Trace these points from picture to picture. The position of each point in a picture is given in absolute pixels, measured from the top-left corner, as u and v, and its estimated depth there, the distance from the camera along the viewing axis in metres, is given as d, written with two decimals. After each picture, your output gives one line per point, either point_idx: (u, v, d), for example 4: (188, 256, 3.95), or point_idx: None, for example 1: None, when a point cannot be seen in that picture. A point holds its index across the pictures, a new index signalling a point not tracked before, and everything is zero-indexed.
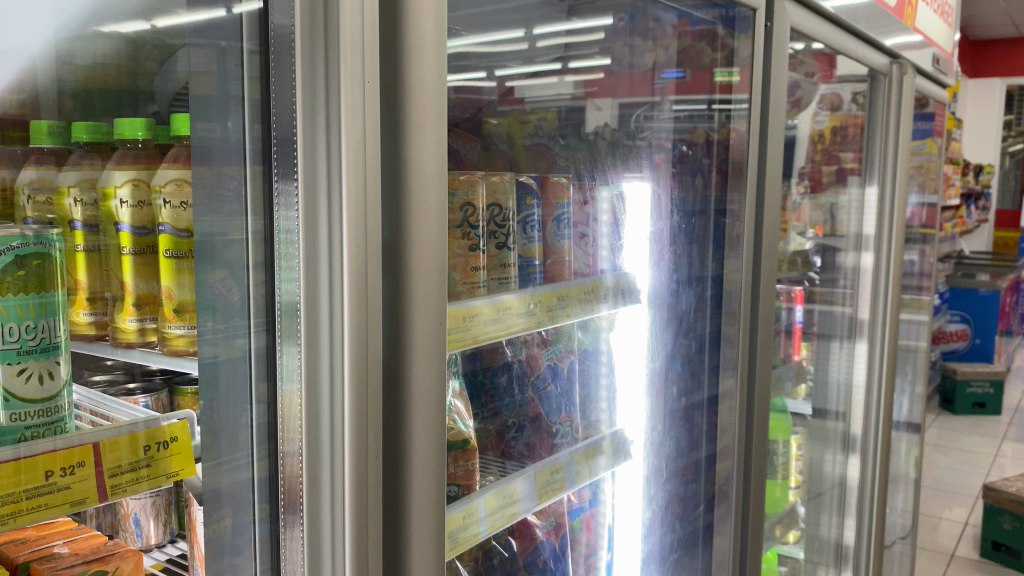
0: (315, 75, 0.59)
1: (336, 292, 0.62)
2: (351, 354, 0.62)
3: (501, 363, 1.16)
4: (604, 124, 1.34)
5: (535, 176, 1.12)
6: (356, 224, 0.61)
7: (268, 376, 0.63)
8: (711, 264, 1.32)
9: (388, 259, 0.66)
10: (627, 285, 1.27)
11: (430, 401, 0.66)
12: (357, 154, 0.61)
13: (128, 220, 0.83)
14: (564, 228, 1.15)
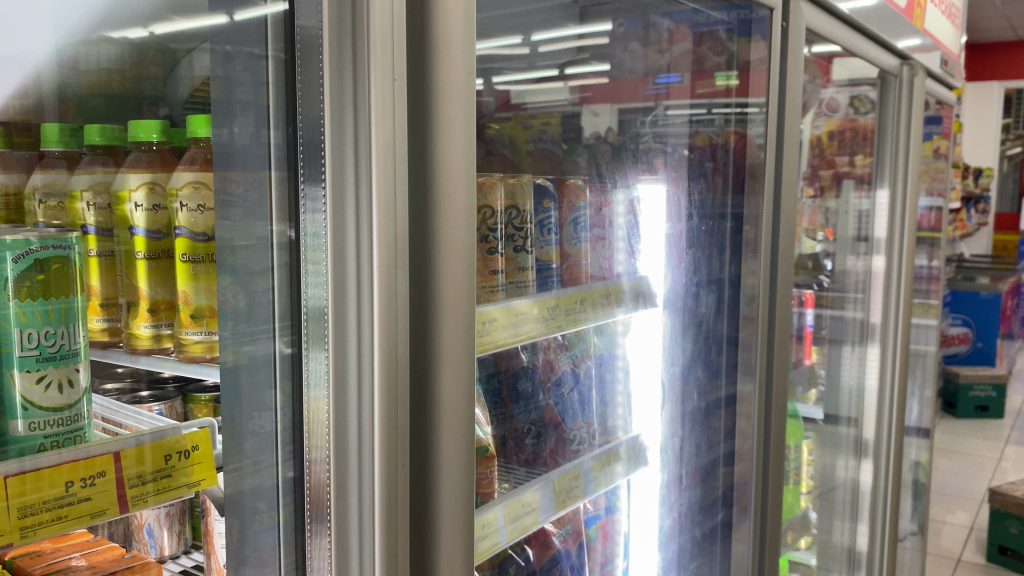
0: (343, 75, 0.58)
1: (364, 297, 0.60)
2: (381, 360, 0.61)
3: (518, 368, 1.13)
4: (605, 129, 1.32)
5: (553, 179, 1.10)
6: (386, 226, 0.59)
7: (294, 383, 0.61)
8: (729, 267, 1.31)
9: (416, 262, 0.64)
10: (645, 289, 1.26)
11: (459, 406, 0.65)
12: (386, 153, 0.59)
13: (143, 225, 0.80)
14: (581, 232, 1.13)
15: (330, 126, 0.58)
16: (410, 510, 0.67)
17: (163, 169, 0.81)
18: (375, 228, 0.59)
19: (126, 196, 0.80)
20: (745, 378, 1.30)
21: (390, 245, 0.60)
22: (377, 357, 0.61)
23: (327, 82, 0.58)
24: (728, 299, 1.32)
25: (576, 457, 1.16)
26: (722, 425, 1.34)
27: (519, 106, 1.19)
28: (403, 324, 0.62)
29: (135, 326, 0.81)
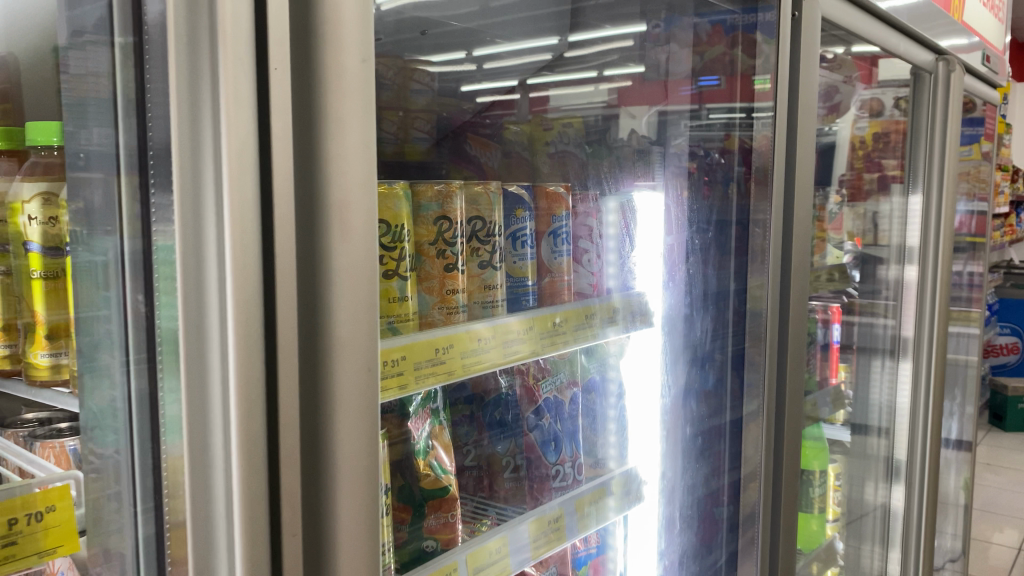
0: (194, 52, 0.46)
1: (226, 328, 0.48)
2: (253, 409, 0.50)
3: (495, 396, 1.04)
4: (637, 131, 1.26)
5: (530, 185, 0.99)
6: (247, 243, 0.47)
7: (150, 430, 0.50)
8: (731, 281, 1.15)
9: (305, 288, 0.52)
10: (637, 306, 1.13)
11: (360, 466, 0.53)
12: (251, 153, 0.47)
13: (37, 242, 0.71)
14: (561, 244, 1.02)
15: (176, 124, 0.46)
16: None
17: (59, 177, 0.71)
18: (231, 248, 0.47)
19: (16, 210, 0.71)
20: (751, 404, 1.14)
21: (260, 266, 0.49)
22: (240, 408, 0.49)
23: (177, 60, 0.45)
24: (732, 320, 1.15)
25: (560, 494, 1.04)
26: (726, 455, 1.19)
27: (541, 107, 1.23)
28: (284, 365, 0.51)
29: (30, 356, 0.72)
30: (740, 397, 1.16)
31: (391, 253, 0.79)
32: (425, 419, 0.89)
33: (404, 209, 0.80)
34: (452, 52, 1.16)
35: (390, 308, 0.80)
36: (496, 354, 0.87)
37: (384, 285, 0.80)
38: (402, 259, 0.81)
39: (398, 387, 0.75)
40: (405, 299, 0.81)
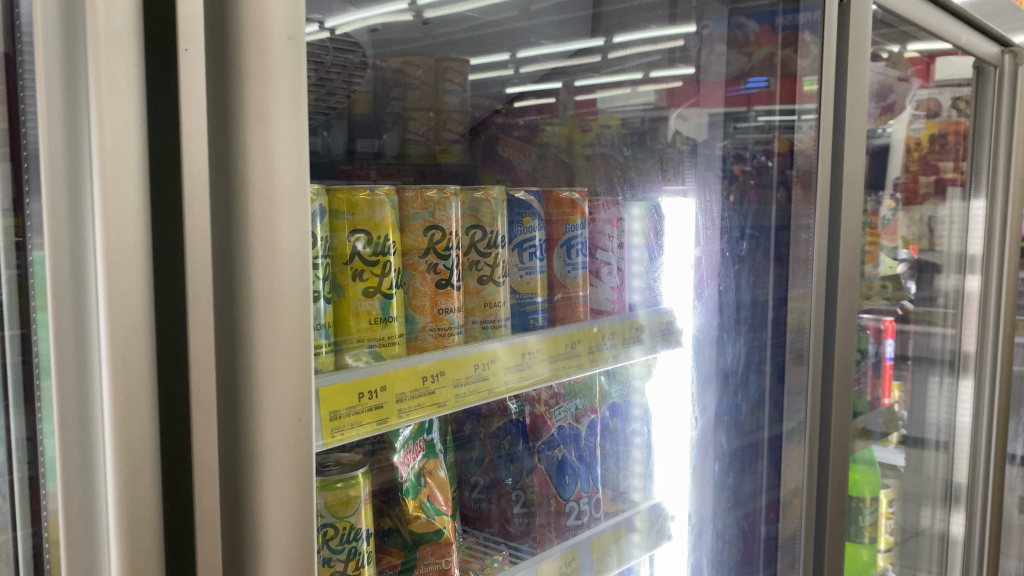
0: (71, 37, 0.39)
1: (107, 360, 0.40)
2: (139, 454, 0.41)
3: (501, 426, 0.95)
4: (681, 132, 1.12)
5: (539, 192, 0.90)
6: (131, 258, 0.40)
7: (32, 477, 0.43)
8: (769, 292, 1.03)
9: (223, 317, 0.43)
10: (667, 325, 1.03)
11: (291, 527, 0.45)
12: (136, 156, 0.40)
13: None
14: (576, 256, 0.92)
15: (46, 114, 0.38)
16: None
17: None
18: (107, 260, 0.39)
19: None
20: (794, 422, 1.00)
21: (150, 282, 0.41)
22: (124, 454, 0.41)
23: (47, 38, 0.38)
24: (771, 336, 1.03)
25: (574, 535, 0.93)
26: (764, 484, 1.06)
27: (584, 108, 1.11)
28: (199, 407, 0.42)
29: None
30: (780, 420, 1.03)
31: (373, 267, 0.71)
32: (418, 453, 0.80)
33: (389, 218, 0.72)
34: (490, 54, 1.06)
35: (370, 330, 0.71)
36: (495, 382, 0.77)
37: (365, 304, 0.70)
38: (385, 275, 0.72)
39: (376, 423, 0.66)
40: (389, 320, 0.72)
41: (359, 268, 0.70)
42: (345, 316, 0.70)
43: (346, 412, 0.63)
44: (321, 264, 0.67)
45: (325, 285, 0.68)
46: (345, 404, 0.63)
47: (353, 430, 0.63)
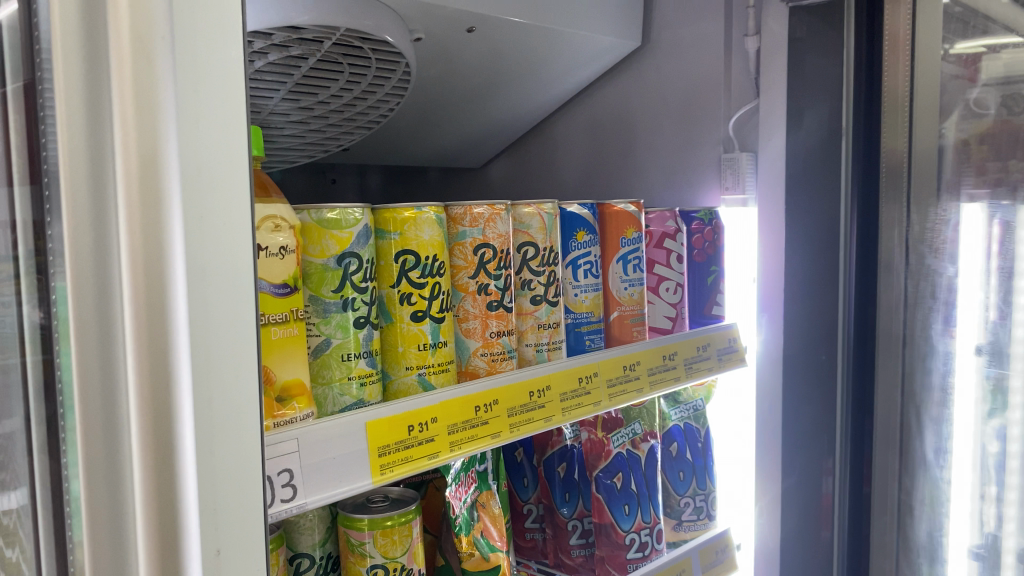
0: (96, 42, 0.33)
1: (136, 416, 0.35)
2: (177, 503, 0.35)
3: (559, 449, 0.93)
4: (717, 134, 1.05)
5: (592, 203, 0.85)
6: (157, 298, 0.34)
7: (57, 529, 0.39)
8: (848, 299, 0.97)
9: (244, 355, 0.42)
10: (724, 344, 0.95)
11: None
12: (169, 175, 0.34)
13: (297, 265, 0.58)
14: (632, 272, 0.87)
15: (65, 127, 0.33)
16: None
17: (281, 197, 0.58)
18: (135, 289, 0.34)
19: (298, 236, 0.59)
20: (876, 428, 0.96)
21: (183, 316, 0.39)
22: (156, 500, 0.35)
23: (67, 45, 0.32)
24: (853, 355, 0.98)
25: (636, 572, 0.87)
26: (840, 509, 0.99)
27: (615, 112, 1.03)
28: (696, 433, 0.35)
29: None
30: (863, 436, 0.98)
31: (422, 290, 0.67)
32: (470, 485, 0.75)
33: (438, 238, 0.68)
34: None
35: (421, 356, 0.66)
36: (554, 410, 0.73)
37: (413, 328, 0.66)
38: (434, 298, 0.68)
39: (426, 457, 0.62)
40: (439, 346, 0.68)
41: (406, 292, 0.66)
42: (394, 342, 0.66)
43: (396, 446, 0.61)
44: (370, 287, 0.64)
45: (373, 309, 0.64)
46: (395, 438, 0.61)
47: (404, 466, 0.60)
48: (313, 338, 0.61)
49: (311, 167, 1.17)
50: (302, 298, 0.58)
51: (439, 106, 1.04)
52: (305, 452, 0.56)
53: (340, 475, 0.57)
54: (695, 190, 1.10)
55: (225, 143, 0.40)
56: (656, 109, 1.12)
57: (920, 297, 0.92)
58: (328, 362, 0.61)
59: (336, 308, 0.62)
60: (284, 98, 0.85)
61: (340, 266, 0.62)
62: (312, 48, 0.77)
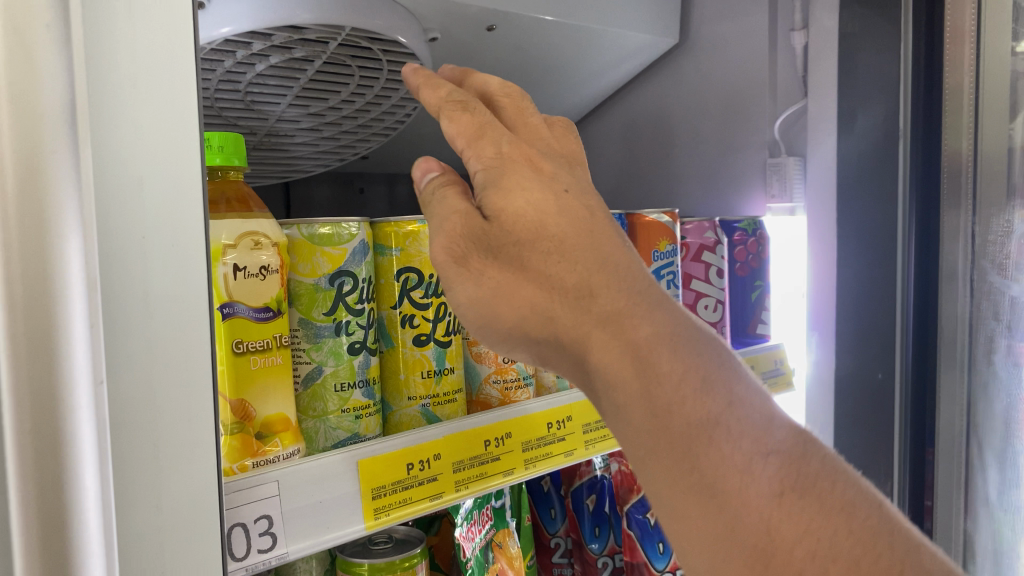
0: None
1: (22, 512, 0.27)
2: None
3: (588, 479, 0.86)
4: (762, 138, 0.97)
5: (622, 214, 0.78)
6: (46, 361, 0.27)
7: None
8: (908, 310, 0.90)
9: (196, 396, 0.38)
10: (770, 368, 0.87)
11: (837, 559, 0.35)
12: (64, 210, 0.27)
13: (281, 285, 0.53)
14: (666, 289, 0.80)
15: None
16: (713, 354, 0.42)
17: (264, 212, 0.53)
18: (17, 352, 0.26)
19: (282, 253, 0.53)
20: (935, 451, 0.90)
21: (114, 354, 0.35)
22: None
23: None
24: (911, 366, 0.91)
25: None
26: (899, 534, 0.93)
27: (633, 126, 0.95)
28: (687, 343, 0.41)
29: (227, 470, 0.49)
30: (924, 456, 0.91)
31: (425, 311, 0.61)
32: (484, 523, 0.69)
33: None
34: None
35: (425, 385, 0.60)
36: (574, 443, 0.67)
37: (416, 354, 0.60)
38: (439, 320, 0.62)
39: (428, 499, 0.56)
40: (445, 373, 0.62)
41: (408, 314, 0.60)
42: (395, 368, 0.60)
43: (393, 488, 0.55)
44: (365, 309, 0.58)
45: (371, 333, 0.59)
46: (392, 478, 0.55)
47: (402, 509, 0.55)
48: (303, 366, 0.55)
49: (339, 176, 1.14)
50: (286, 323, 0.52)
51: None
52: (286, 497, 0.50)
53: (325, 522, 0.51)
54: (736, 197, 1.02)
55: (160, 151, 0.36)
56: (696, 112, 1.04)
57: (986, 317, 0.86)
58: (319, 392, 0.55)
59: (329, 332, 0.56)
60: (291, 104, 0.80)
61: (332, 287, 0.56)
62: (316, 50, 0.71)
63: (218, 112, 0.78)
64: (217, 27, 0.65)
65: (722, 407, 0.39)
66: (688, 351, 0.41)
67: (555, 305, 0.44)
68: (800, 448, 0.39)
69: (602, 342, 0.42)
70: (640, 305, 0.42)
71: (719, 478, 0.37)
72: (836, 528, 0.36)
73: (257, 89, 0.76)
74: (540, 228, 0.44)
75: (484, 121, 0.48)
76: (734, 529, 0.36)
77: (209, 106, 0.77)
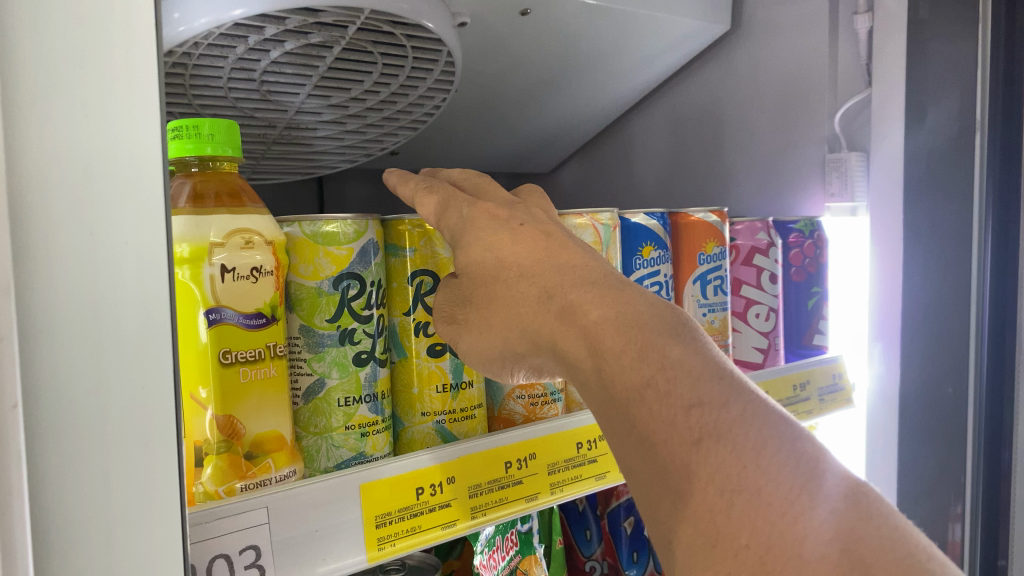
0: None
1: None
2: None
3: (625, 500, 0.81)
4: (820, 131, 0.90)
5: (664, 213, 0.71)
6: None
7: None
8: (982, 316, 0.82)
9: (154, 418, 0.33)
10: (827, 381, 0.80)
11: (752, 514, 0.36)
12: None
13: (276, 288, 0.47)
14: (713, 295, 0.73)
15: None
16: (661, 328, 0.43)
17: (259, 208, 0.48)
18: None
19: (279, 253, 0.48)
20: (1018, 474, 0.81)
21: (52, 368, 0.30)
22: None
23: None
24: (987, 380, 0.82)
25: None
26: (971, 559, 0.86)
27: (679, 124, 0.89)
28: (631, 321, 0.43)
29: (212, 494, 0.45)
30: (999, 481, 0.83)
31: None
32: (508, 549, 0.64)
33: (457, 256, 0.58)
34: None
35: (441, 400, 0.55)
36: (609, 463, 0.61)
37: (430, 366, 0.55)
38: None
39: (440, 528, 0.51)
40: (462, 388, 0.56)
41: (423, 321, 0.55)
42: (408, 381, 0.55)
43: (400, 514, 0.49)
44: (374, 315, 0.53)
45: (380, 342, 0.53)
46: (399, 503, 0.49)
47: (410, 538, 0.49)
48: (303, 378, 0.50)
49: (374, 173, 1.09)
50: (279, 330, 0.47)
51: (497, 106, 0.93)
52: (278, 524, 0.44)
53: (325, 552, 0.45)
54: (793, 196, 0.94)
55: (94, 135, 0.31)
56: (749, 105, 0.97)
57: None
58: (321, 407, 0.50)
59: (333, 340, 0.51)
60: (311, 95, 0.75)
61: (336, 290, 0.51)
62: (333, 36, 0.65)
63: (232, 102, 0.74)
64: (228, 10, 0.59)
65: (655, 369, 0.41)
66: (634, 322, 0.43)
67: (524, 318, 0.49)
68: (724, 398, 0.39)
69: (564, 334, 0.46)
70: (590, 289, 0.46)
71: (652, 432, 0.40)
72: (743, 463, 0.37)
73: (273, 78, 0.71)
74: (498, 263, 0.50)
75: (446, 198, 0.54)
76: (664, 473, 0.39)
77: (223, 95, 0.73)
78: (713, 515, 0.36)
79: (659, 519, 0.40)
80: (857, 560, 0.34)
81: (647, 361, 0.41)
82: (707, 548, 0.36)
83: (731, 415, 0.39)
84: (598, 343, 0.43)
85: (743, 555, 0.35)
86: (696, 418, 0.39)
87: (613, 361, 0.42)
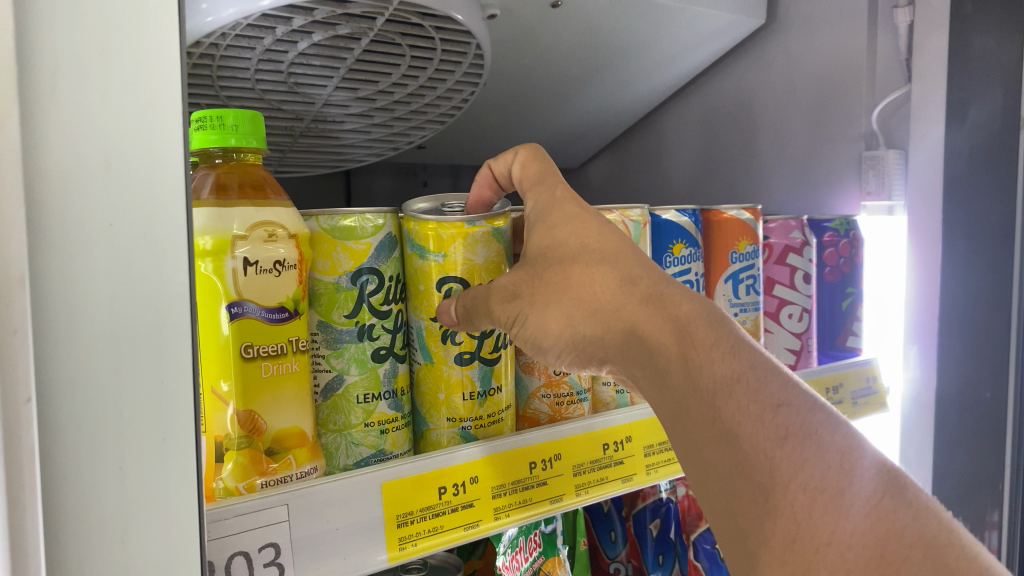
0: None
1: None
2: None
3: (651, 502, 0.80)
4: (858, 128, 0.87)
5: (696, 210, 0.70)
6: None
7: None
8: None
9: (168, 413, 0.32)
10: (859, 385, 0.78)
11: (835, 510, 0.36)
12: None
13: (299, 283, 0.47)
14: (745, 294, 0.72)
15: None
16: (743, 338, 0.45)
17: (282, 201, 0.47)
18: None
19: (302, 247, 0.47)
20: None
21: (67, 361, 0.29)
22: None
23: None
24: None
25: None
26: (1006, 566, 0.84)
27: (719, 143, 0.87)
28: (717, 327, 0.45)
29: (232, 490, 0.44)
30: None
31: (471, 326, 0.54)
32: (532, 550, 0.63)
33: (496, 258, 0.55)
34: None
35: (467, 407, 0.54)
36: (637, 466, 0.60)
37: (458, 374, 0.54)
38: (487, 337, 0.54)
39: (465, 528, 0.50)
40: (490, 394, 0.55)
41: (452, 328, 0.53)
42: (435, 385, 0.54)
43: (423, 514, 0.48)
44: (391, 310, 0.52)
45: (399, 338, 0.53)
46: (423, 502, 0.48)
47: (431, 539, 0.48)
48: (322, 375, 0.50)
49: (402, 167, 1.09)
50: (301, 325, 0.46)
51: (528, 100, 0.92)
52: (298, 521, 0.43)
53: (342, 552, 0.44)
54: (829, 194, 0.92)
55: (107, 118, 0.30)
56: (784, 100, 0.95)
57: None
58: (340, 404, 0.50)
59: (351, 336, 0.50)
60: (338, 87, 0.75)
61: (354, 286, 0.50)
62: (362, 27, 0.64)
63: (260, 94, 0.73)
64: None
65: (746, 367, 0.42)
66: (720, 328, 0.45)
67: (602, 302, 0.48)
68: (809, 404, 0.41)
69: (641, 324, 0.46)
70: (677, 291, 0.47)
71: (735, 423, 0.39)
72: (827, 463, 0.38)
73: (300, 70, 0.71)
74: (582, 246, 0.50)
75: (546, 169, 0.56)
76: (742, 464, 0.38)
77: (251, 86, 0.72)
78: (796, 509, 0.36)
79: (732, 513, 0.38)
80: (940, 565, 0.34)
81: (735, 360, 0.42)
82: (786, 539, 0.36)
83: (815, 418, 0.40)
84: (684, 336, 0.44)
85: (824, 551, 0.35)
86: (787, 416, 0.40)
87: (699, 353, 0.43)
